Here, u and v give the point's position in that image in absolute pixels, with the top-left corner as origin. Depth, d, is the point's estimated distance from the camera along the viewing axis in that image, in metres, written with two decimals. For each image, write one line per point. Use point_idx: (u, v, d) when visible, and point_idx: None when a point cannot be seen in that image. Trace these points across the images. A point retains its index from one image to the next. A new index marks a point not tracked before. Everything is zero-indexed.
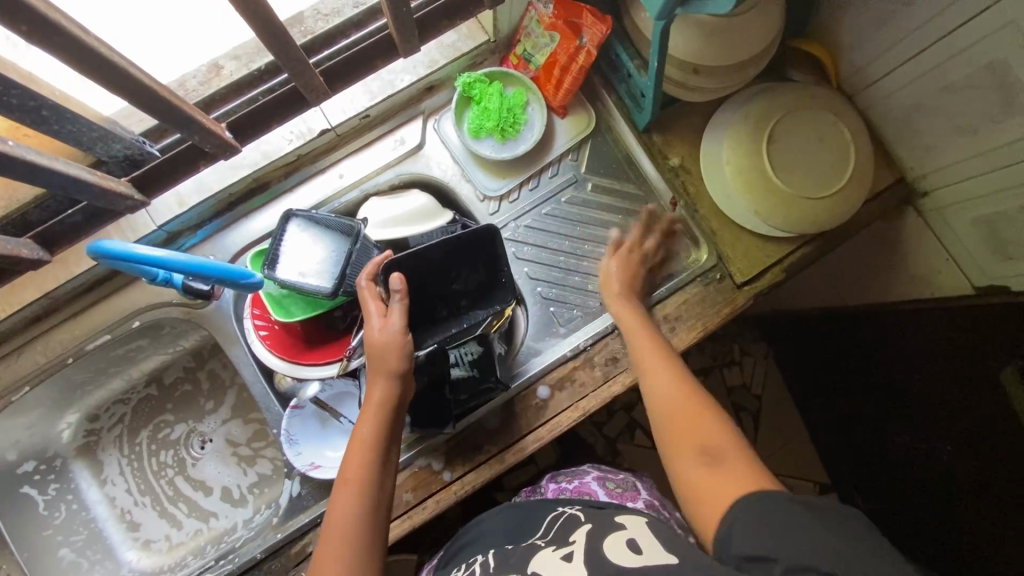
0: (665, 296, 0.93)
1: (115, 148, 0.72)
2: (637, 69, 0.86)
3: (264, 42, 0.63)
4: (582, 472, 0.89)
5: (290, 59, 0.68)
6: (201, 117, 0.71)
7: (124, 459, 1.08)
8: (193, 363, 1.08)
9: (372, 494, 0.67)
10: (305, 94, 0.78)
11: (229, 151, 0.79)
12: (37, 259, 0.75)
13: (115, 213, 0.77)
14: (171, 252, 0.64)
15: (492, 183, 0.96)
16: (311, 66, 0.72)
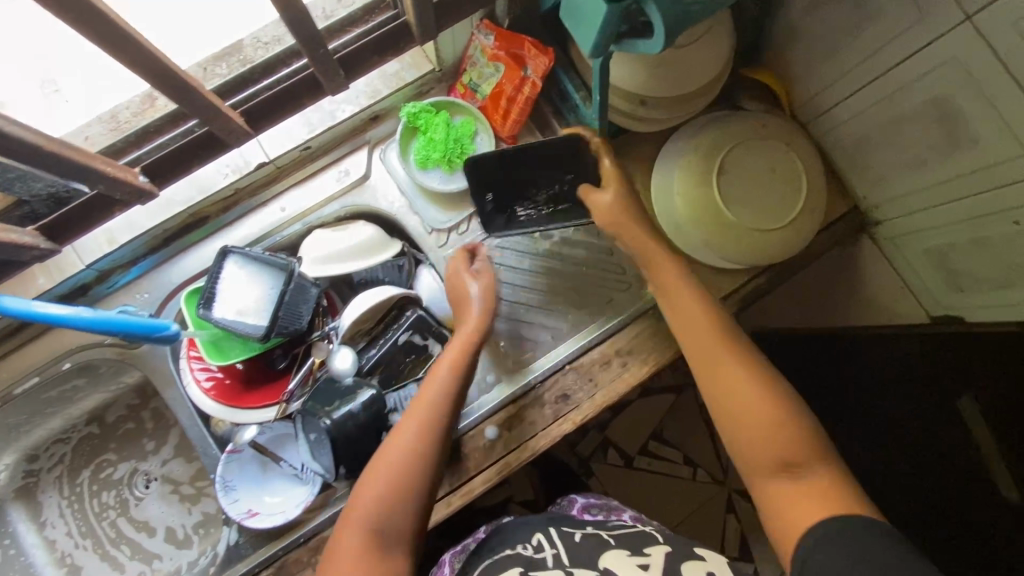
0: (617, 329, 0.91)
1: (37, 186, 0.67)
2: (584, 101, 0.84)
3: (160, 88, 0.60)
4: (619, 509, 0.84)
5: (202, 101, 0.64)
6: (102, 164, 0.66)
7: (64, 501, 1.04)
8: (137, 401, 1.05)
9: (419, 464, 0.68)
10: (222, 138, 0.72)
11: (144, 197, 0.75)
12: None
13: (26, 261, 0.73)
14: (73, 310, 0.60)
15: (440, 214, 0.93)
16: (223, 111, 0.68)
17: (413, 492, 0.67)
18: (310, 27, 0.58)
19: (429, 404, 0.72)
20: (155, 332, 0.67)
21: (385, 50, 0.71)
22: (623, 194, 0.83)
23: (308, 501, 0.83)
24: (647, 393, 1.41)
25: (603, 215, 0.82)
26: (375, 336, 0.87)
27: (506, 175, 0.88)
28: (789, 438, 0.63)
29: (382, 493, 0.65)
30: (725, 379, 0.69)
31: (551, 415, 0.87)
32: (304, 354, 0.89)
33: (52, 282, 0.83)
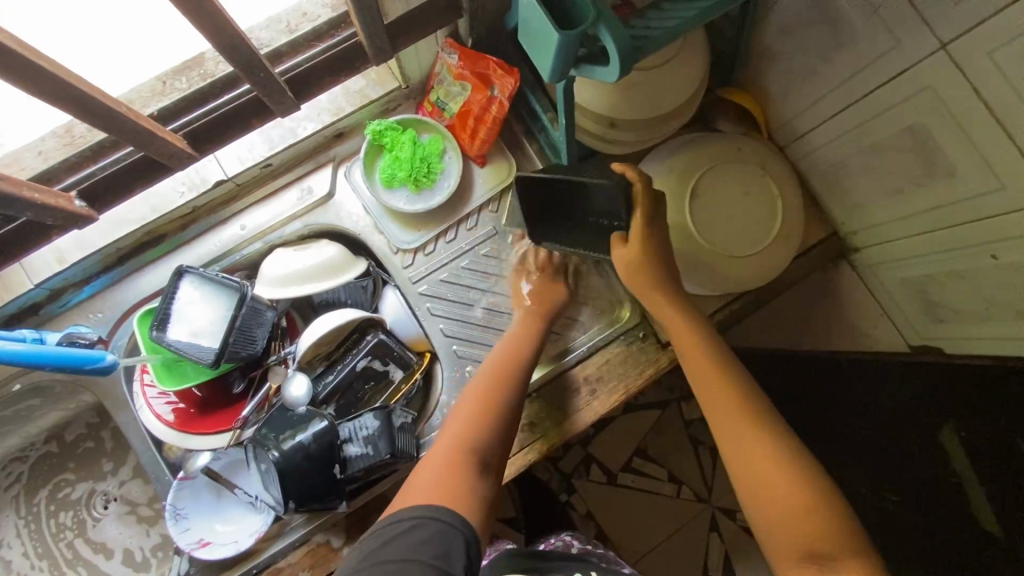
0: (586, 355, 0.88)
1: None
2: (550, 122, 0.83)
3: (89, 119, 0.58)
4: (617, 561, 0.82)
5: (141, 127, 0.62)
6: (33, 190, 0.63)
7: (21, 521, 1.01)
8: (97, 419, 1.02)
9: (498, 410, 0.71)
10: (164, 160, 0.69)
11: (82, 221, 0.71)
12: None
13: None
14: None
15: (405, 235, 0.91)
16: (159, 134, 0.65)
17: (492, 431, 0.69)
18: (246, 53, 0.57)
19: (498, 361, 0.77)
20: (84, 364, 0.64)
21: (338, 71, 0.70)
22: (648, 242, 0.76)
23: (261, 530, 0.81)
24: (628, 412, 1.38)
25: (624, 270, 0.77)
26: (334, 359, 0.85)
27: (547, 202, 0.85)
28: (805, 511, 0.59)
29: (462, 426, 0.69)
30: (737, 438, 0.66)
31: (515, 443, 0.85)
32: (261, 377, 0.86)
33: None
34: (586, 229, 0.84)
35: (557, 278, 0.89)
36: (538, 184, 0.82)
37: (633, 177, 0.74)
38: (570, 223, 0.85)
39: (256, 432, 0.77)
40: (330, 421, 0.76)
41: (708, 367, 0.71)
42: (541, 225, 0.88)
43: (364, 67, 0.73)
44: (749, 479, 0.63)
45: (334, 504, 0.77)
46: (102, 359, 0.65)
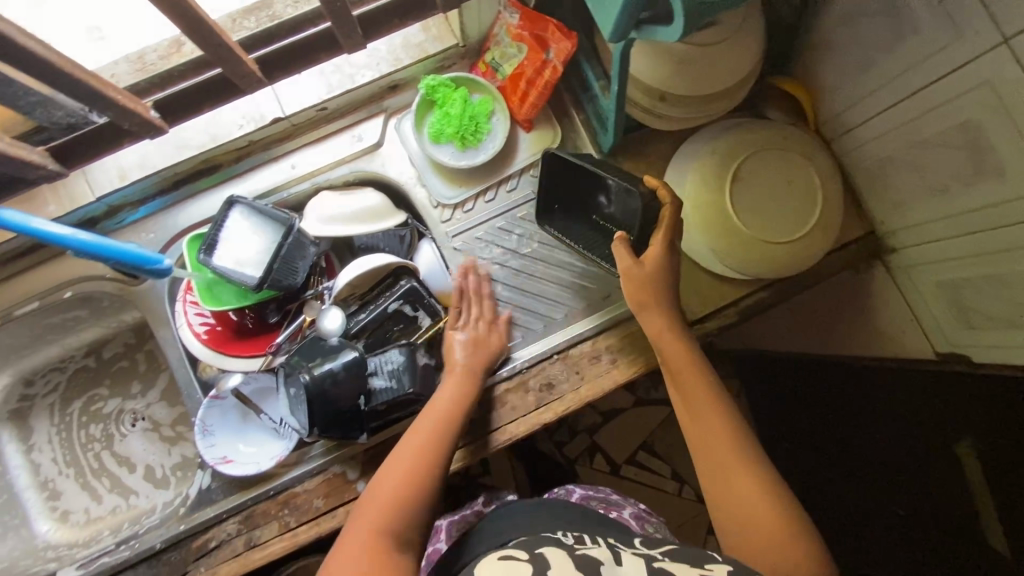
0: (610, 326, 0.89)
1: (56, 115, 0.70)
2: (602, 90, 0.84)
3: (178, 28, 0.61)
4: (617, 503, 0.85)
5: (221, 47, 0.65)
6: (115, 92, 0.67)
7: (54, 428, 1.06)
8: (134, 340, 1.07)
9: (437, 456, 0.67)
10: (236, 82, 0.73)
11: (154, 132, 0.75)
12: None
13: (32, 181, 0.74)
14: (69, 231, 0.62)
15: (447, 190, 0.93)
16: (237, 54, 0.68)
17: (431, 483, 0.65)
18: None
19: (451, 402, 0.74)
20: (143, 265, 0.68)
21: (405, 14, 0.73)
22: (662, 260, 0.77)
23: (281, 455, 0.85)
24: (640, 401, 1.38)
25: (632, 281, 0.76)
26: (367, 300, 0.88)
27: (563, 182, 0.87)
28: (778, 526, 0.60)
29: (405, 481, 0.64)
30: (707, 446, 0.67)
31: (533, 402, 0.87)
32: (296, 310, 0.90)
33: (62, 210, 0.85)
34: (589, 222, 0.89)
35: (496, 331, 0.86)
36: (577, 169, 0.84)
37: (668, 194, 0.77)
38: (590, 219, 0.89)
39: (288, 359, 0.80)
40: (360, 353, 0.78)
41: (695, 384, 0.71)
42: (568, 207, 0.90)
43: (430, 14, 0.75)
44: (723, 492, 0.64)
45: (355, 433, 0.81)
46: (160, 262, 0.69)
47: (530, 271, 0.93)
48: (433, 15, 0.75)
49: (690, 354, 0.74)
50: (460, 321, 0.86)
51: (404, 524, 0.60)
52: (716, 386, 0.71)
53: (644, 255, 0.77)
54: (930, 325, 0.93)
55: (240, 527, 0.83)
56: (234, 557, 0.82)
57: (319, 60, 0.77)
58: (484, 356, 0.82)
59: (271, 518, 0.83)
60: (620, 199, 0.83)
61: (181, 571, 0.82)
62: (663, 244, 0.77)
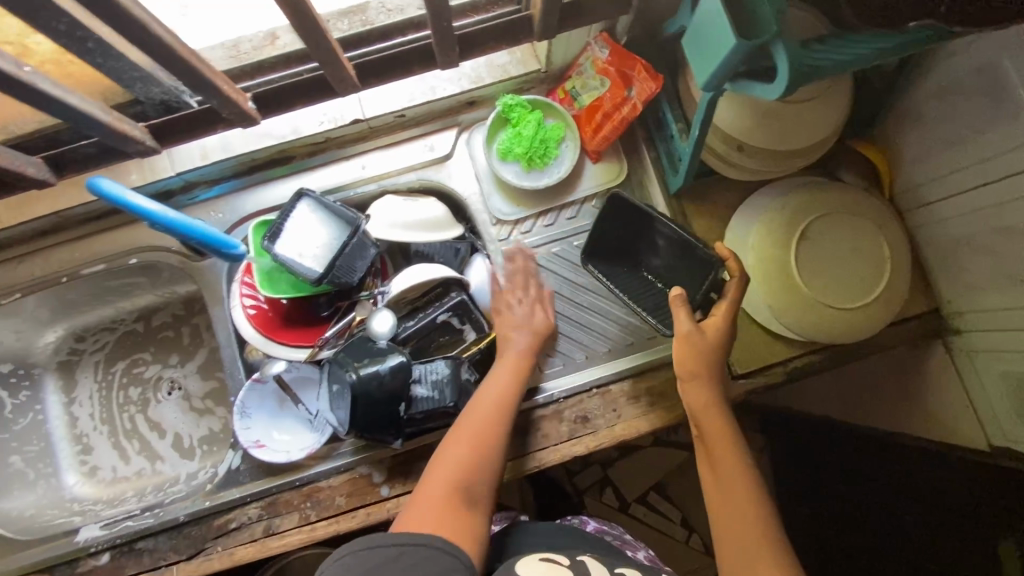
0: (656, 368, 0.89)
1: (154, 92, 0.74)
2: (679, 133, 0.84)
3: (293, 27, 0.63)
4: (632, 543, 0.84)
5: (328, 51, 0.68)
6: (222, 82, 0.72)
7: (96, 385, 1.09)
8: (184, 312, 1.11)
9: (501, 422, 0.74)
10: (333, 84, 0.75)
11: (246, 121, 0.79)
12: (43, 180, 0.75)
13: (127, 154, 0.77)
14: (164, 208, 0.66)
15: (508, 210, 0.94)
16: (341, 58, 0.70)
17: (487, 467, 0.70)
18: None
19: (506, 377, 0.78)
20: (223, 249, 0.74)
21: (503, 38, 0.74)
22: (715, 324, 0.77)
23: (312, 448, 0.86)
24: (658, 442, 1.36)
25: (686, 345, 0.75)
26: (417, 307, 0.89)
27: (620, 231, 0.88)
28: None
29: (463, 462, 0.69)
30: (734, 523, 0.67)
31: (565, 433, 0.87)
32: (346, 307, 0.91)
33: (143, 181, 0.89)
34: (636, 278, 0.90)
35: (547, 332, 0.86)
36: (642, 217, 0.86)
37: (739, 268, 0.78)
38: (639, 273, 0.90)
39: (335, 353, 0.82)
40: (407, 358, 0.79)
41: (735, 468, 0.71)
42: (619, 260, 0.90)
43: (524, 40, 0.76)
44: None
45: (389, 439, 0.81)
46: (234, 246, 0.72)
47: (578, 300, 0.93)
48: (528, 41, 0.76)
49: (730, 434, 0.73)
50: (514, 295, 0.88)
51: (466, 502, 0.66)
52: (750, 466, 0.71)
53: (705, 323, 0.77)
54: (988, 415, 0.88)
55: (262, 513, 0.84)
56: (251, 542, 0.83)
57: (411, 70, 0.79)
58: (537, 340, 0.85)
59: (293, 508, 0.84)
60: (677, 257, 0.86)
61: (200, 547, 0.84)
62: (724, 311, 0.77)
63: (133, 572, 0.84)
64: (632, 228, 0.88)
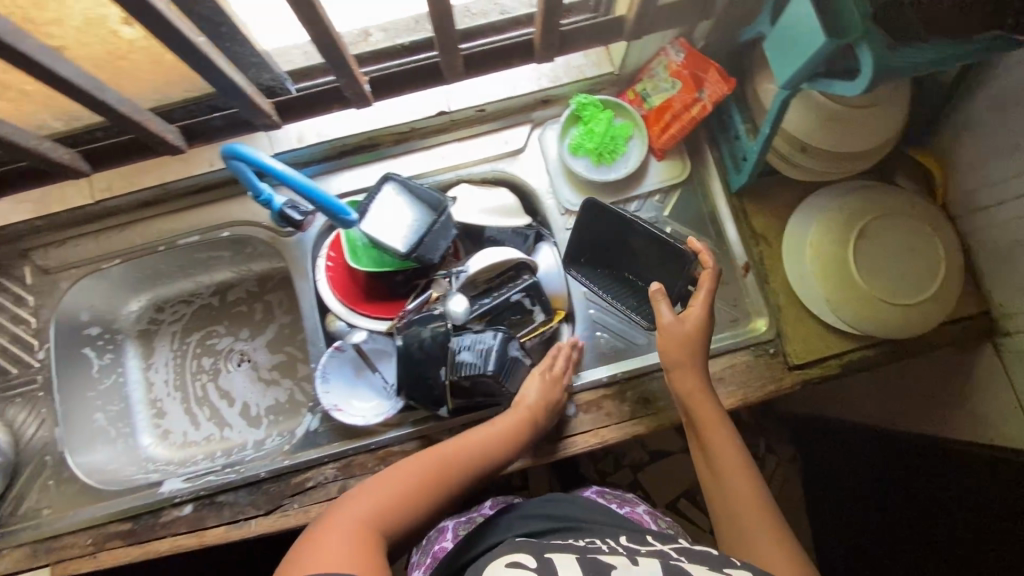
0: (714, 355, 0.94)
1: (264, 78, 0.81)
2: (746, 133, 0.90)
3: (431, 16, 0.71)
4: (632, 501, 0.87)
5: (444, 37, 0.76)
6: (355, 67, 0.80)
7: (171, 353, 1.14)
8: (257, 289, 1.17)
9: (463, 471, 0.70)
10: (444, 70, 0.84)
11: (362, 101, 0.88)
12: (178, 146, 0.89)
13: (257, 126, 0.89)
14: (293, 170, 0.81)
15: (577, 201, 1.00)
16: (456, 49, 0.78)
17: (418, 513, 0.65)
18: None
19: (499, 433, 0.77)
20: (339, 215, 0.88)
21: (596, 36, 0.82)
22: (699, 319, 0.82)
23: (384, 415, 0.91)
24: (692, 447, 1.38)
25: (671, 337, 0.81)
26: (490, 287, 0.94)
27: (603, 236, 0.95)
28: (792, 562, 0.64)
29: (405, 497, 0.64)
30: (731, 485, 0.73)
31: (627, 412, 0.91)
32: (423, 286, 0.98)
33: None
34: (618, 281, 0.96)
35: (562, 385, 0.87)
36: (621, 223, 0.92)
37: (710, 258, 0.84)
38: (621, 274, 0.96)
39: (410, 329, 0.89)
40: (447, 329, 0.88)
41: (725, 443, 0.76)
42: (601, 263, 0.97)
43: (613, 40, 0.84)
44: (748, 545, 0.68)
45: (436, 407, 0.89)
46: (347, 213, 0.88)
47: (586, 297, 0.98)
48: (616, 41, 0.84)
49: (720, 418, 0.78)
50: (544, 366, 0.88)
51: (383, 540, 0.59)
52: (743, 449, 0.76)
53: (686, 312, 0.83)
54: None
55: (338, 474, 0.89)
56: (327, 500, 0.88)
57: (506, 63, 0.86)
58: (553, 390, 0.85)
59: (368, 471, 0.89)
60: (657, 262, 0.93)
61: (277, 502, 0.88)
62: (703, 300, 0.82)
63: (214, 523, 0.89)
64: (611, 232, 0.94)
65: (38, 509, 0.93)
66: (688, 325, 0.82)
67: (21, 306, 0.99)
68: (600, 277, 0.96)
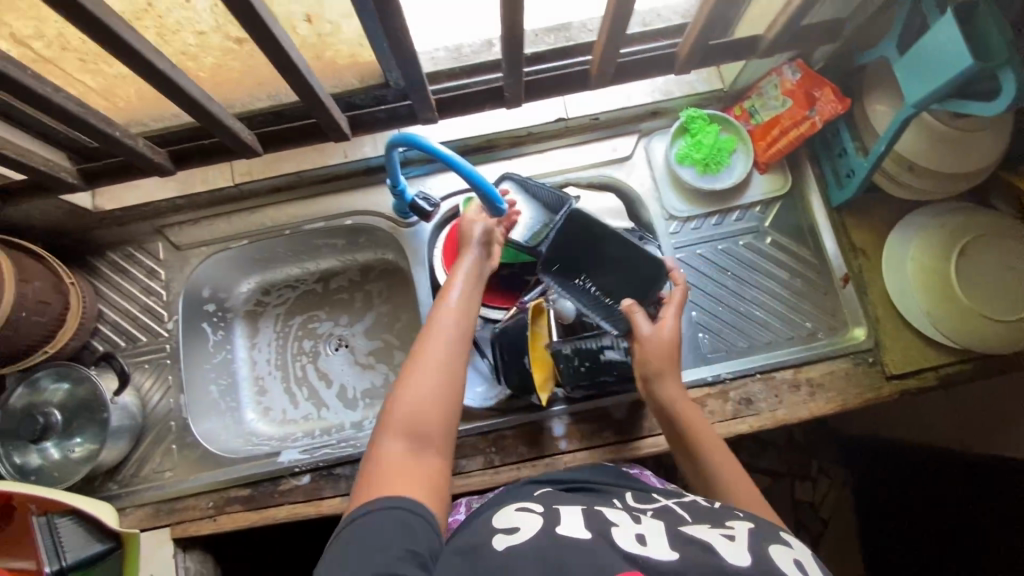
0: (814, 362, 0.97)
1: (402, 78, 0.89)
2: (856, 150, 0.94)
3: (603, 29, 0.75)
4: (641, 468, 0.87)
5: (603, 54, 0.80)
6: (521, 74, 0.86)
7: (275, 333, 1.17)
8: (359, 277, 1.19)
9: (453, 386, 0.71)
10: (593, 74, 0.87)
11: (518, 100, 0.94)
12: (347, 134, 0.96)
13: (414, 118, 0.98)
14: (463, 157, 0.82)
15: (682, 208, 1.05)
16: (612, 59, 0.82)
17: (432, 437, 0.67)
18: (716, 15, 0.75)
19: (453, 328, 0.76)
20: (492, 201, 0.89)
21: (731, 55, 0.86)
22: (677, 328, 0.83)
23: (487, 403, 0.96)
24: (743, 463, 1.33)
25: (652, 345, 0.82)
26: None
27: (572, 246, 0.89)
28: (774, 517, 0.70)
29: (411, 441, 0.67)
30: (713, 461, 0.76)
31: (731, 411, 0.94)
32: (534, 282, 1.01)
33: (375, 151, 1.04)
34: (583, 294, 0.90)
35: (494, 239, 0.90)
36: (596, 233, 0.87)
37: (681, 278, 0.87)
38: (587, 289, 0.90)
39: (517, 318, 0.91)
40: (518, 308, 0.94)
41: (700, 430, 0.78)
42: (569, 276, 0.90)
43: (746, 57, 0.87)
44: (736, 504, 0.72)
45: (527, 395, 0.94)
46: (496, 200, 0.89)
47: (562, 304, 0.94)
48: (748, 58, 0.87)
49: (690, 408, 0.80)
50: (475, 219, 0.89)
51: (422, 479, 0.64)
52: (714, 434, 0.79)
53: (660, 322, 0.84)
54: None
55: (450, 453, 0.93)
56: None
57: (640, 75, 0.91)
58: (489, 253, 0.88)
59: (479, 452, 0.93)
60: (623, 275, 0.89)
61: None
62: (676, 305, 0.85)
63: (330, 494, 0.93)
64: (580, 243, 0.89)
65: (162, 471, 0.98)
66: (670, 332, 0.82)
67: (154, 278, 1.05)
68: (571, 289, 0.90)
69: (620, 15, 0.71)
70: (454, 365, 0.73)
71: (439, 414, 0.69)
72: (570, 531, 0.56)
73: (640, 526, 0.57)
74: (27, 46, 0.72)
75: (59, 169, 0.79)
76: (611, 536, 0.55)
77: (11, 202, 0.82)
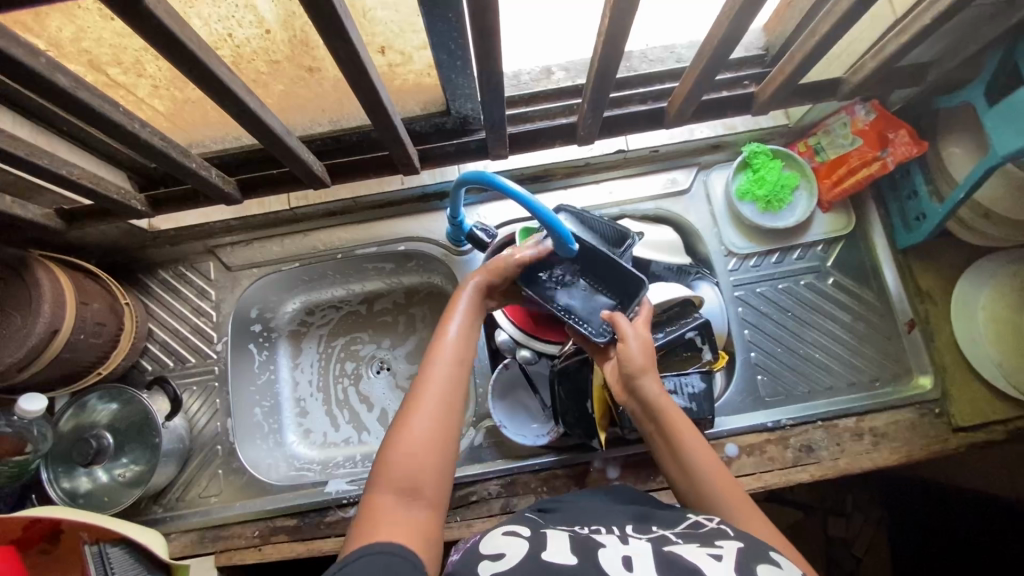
0: (876, 410, 0.94)
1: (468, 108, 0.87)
2: (929, 195, 0.91)
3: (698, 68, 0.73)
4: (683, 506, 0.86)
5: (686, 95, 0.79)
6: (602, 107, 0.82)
7: (317, 355, 1.13)
8: (403, 300, 1.15)
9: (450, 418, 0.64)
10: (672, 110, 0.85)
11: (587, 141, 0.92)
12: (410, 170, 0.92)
13: (477, 153, 0.96)
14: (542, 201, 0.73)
15: (742, 245, 1.03)
16: (697, 97, 0.80)
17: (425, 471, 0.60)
18: (807, 59, 0.72)
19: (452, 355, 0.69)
20: (561, 239, 0.78)
21: (810, 96, 0.84)
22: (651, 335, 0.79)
23: (540, 441, 0.92)
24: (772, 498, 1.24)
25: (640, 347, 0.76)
26: (661, 323, 0.92)
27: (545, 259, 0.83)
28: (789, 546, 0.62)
29: (402, 475, 0.60)
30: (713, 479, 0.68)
31: (790, 459, 0.92)
32: None
33: (431, 179, 1.03)
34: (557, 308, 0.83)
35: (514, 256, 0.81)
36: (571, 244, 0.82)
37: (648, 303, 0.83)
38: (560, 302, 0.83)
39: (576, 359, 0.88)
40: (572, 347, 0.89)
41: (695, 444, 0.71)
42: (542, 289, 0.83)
43: (824, 98, 0.85)
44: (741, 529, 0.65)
45: (588, 437, 0.90)
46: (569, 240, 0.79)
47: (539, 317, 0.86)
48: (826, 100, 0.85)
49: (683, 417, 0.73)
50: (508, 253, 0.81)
51: (411, 519, 0.57)
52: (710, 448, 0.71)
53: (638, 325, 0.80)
54: None
55: (501, 491, 0.91)
56: (490, 515, 0.90)
57: (711, 113, 0.89)
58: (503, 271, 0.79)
59: (530, 491, 0.91)
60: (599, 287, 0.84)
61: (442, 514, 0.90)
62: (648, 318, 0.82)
63: None
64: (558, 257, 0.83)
65: (207, 496, 0.97)
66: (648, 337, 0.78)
67: (204, 298, 1.05)
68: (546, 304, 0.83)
69: (716, 60, 0.70)
70: (455, 392, 0.66)
71: (438, 458, 0.62)
72: (556, 556, 0.52)
73: (627, 547, 0.54)
74: (104, 72, 0.70)
75: (130, 197, 0.78)
76: (599, 560, 0.51)
77: (76, 225, 0.80)
